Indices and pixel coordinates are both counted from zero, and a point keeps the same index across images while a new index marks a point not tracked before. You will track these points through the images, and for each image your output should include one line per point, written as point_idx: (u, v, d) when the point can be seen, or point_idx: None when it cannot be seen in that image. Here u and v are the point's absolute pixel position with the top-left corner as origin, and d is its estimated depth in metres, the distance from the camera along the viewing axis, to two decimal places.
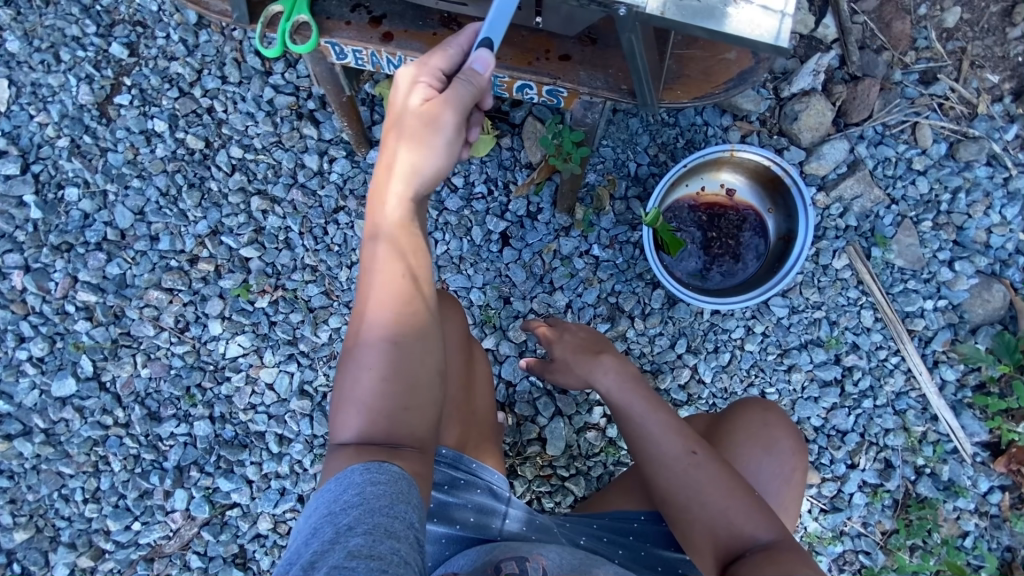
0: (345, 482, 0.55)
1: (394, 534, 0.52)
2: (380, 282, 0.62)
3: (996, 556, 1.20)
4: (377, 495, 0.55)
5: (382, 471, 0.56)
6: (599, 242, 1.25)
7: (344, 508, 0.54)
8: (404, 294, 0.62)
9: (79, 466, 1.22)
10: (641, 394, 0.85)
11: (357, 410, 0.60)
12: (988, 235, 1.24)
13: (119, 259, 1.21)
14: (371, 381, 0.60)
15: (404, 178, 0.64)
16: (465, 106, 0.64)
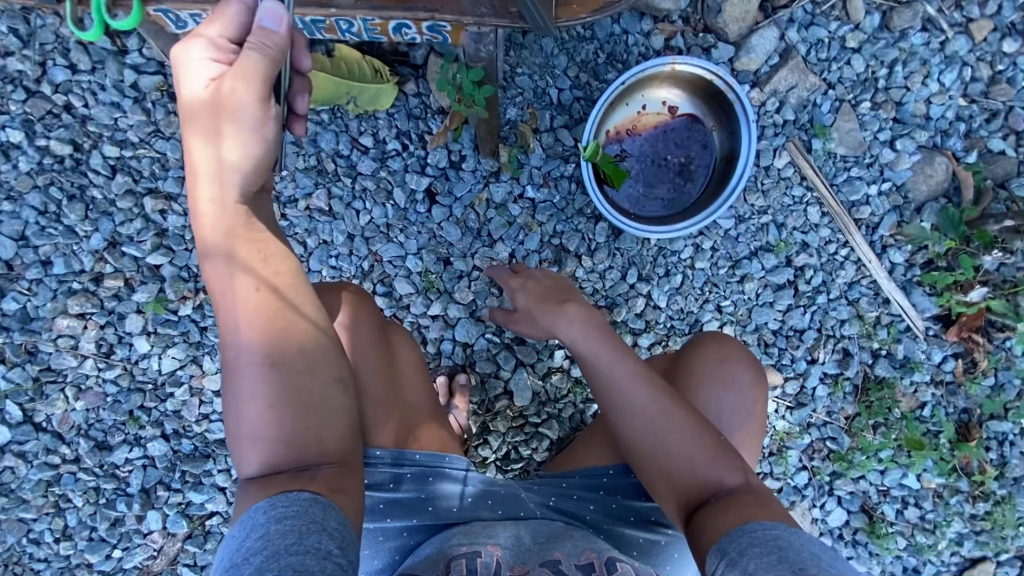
0: (250, 525, 0.56)
1: (303, 571, 0.51)
2: (232, 306, 0.61)
3: (953, 419, 1.26)
4: (283, 533, 0.54)
5: (287, 504, 0.57)
6: (531, 183, 1.17)
7: (250, 555, 0.53)
8: (261, 306, 0.61)
9: (39, 508, 1.18)
10: (602, 343, 0.83)
11: (251, 443, 0.60)
12: (927, 106, 1.19)
13: (14, 293, 1.10)
14: (254, 403, 0.59)
15: (219, 176, 0.63)
16: (261, 77, 0.62)
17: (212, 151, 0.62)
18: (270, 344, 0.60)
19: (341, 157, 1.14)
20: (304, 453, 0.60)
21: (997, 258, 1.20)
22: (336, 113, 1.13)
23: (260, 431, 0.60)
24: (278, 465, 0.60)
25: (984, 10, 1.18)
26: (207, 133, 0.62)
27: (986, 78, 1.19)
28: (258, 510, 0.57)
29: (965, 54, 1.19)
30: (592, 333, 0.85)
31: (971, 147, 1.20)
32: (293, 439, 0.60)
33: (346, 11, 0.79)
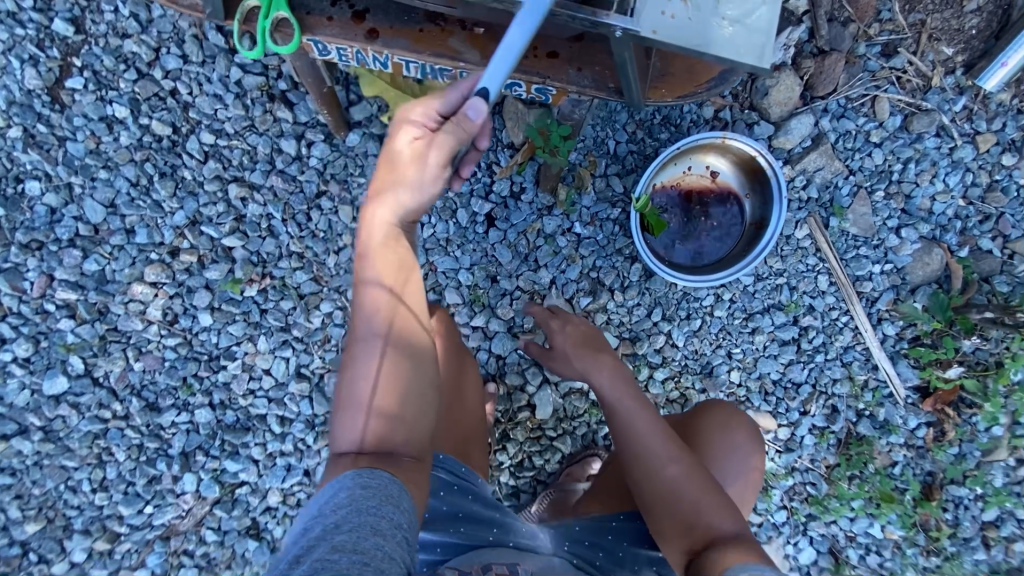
0: (338, 484, 0.64)
1: (379, 531, 0.59)
2: (378, 313, 0.73)
3: (919, 480, 1.41)
4: (366, 496, 0.62)
5: (373, 476, 0.65)
6: (580, 220, 1.30)
7: (343, 506, 0.62)
8: (402, 323, 0.74)
9: (82, 458, 1.25)
10: (627, 403, 0.96)
11: (355, 418, 0.69)
12: (932, 202, 1.35)
13: (96, 255, 1.18)
14: (366, 390, 0.70)
15: (392, 211, 0.75)
16: (452, 148, 0.72)
17: (398, 185, 0.73)
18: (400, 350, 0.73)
19: None
20: (392, 451, 0.69)
21: (974, 343, 1.36)
22: None
23: (363, 415, 0.70)
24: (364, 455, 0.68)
25: (992, 126, 1.35)
26: (398, 169, 0.73)
27: (984, 185, 1.36)
28: (345, 481, 0.64)
29: (969, 161, 1.35)
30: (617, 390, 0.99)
31: (964, 243, 1.37)
32: (380, 438, 0.69)
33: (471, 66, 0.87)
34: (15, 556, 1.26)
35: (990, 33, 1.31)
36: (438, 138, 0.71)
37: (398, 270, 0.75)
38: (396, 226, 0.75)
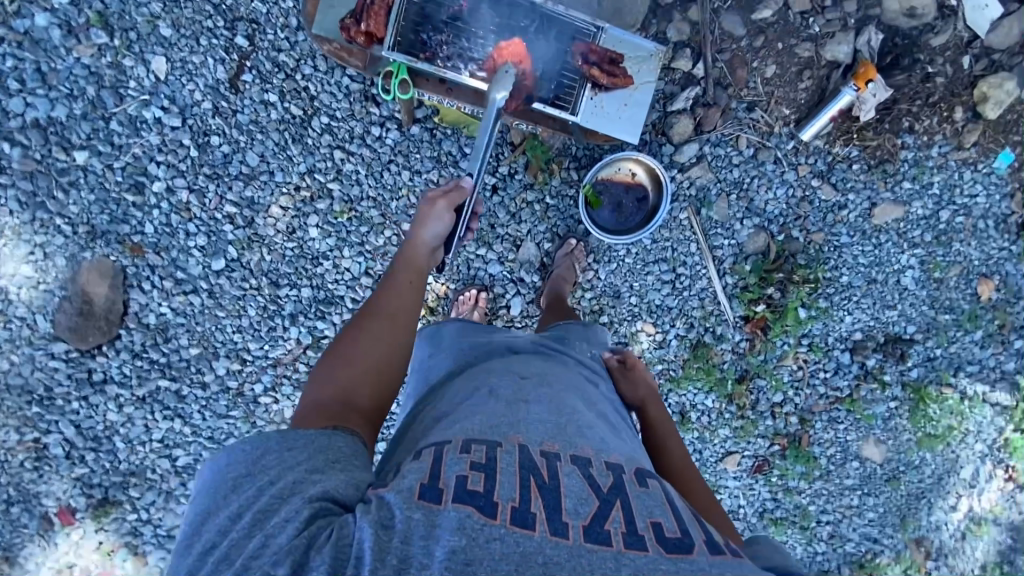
0: (270, 441, 1.03)
1: (291, 450, 1.02)
2: (384, 301, 1.36)
3: (734, 371, 2.35)
4: (294, 444, 1.03)
5: (303, 435, 1.06)
6: (550, 194, 2.08)
7: (263, 469, 0.99)
8: (395, 316, 1.33)
9: (229, 310, 2.01)
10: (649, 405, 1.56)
11: (337, 375, 1.22)
12: (765, 204, 2.19)
13: (251, 186, 1.91)
14: (353, 359, 1.24)
15: (414, 247, 1.46)
16: (445, 212, 1.46)
17: (421, 227, 1.46)
18: (381, 332, 1.29)
19: (451, 155, 2.00)
20: (353, 397, 1.19)
21: (777, 293, 2.25)
22: (453, 129, 1.98)
23: (345, 369, 1.23)
24: (331, 404, 1.16)
25: (808, 160, 2.17)
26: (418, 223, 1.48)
27: (798, 197, 2.21)
28: (278, 438, 1.03)
29: (792, 181, 2.18)
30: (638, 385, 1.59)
31: (781, 231, 2.23)
32: (348, 392, 1.19)
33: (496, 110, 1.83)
34: (182, 368, 2.02)
35: (813, 103, 2.10)
36: (443, 197, 1.47)
37: (401, 284, 1.39)
38: (413, 257, 1.44)
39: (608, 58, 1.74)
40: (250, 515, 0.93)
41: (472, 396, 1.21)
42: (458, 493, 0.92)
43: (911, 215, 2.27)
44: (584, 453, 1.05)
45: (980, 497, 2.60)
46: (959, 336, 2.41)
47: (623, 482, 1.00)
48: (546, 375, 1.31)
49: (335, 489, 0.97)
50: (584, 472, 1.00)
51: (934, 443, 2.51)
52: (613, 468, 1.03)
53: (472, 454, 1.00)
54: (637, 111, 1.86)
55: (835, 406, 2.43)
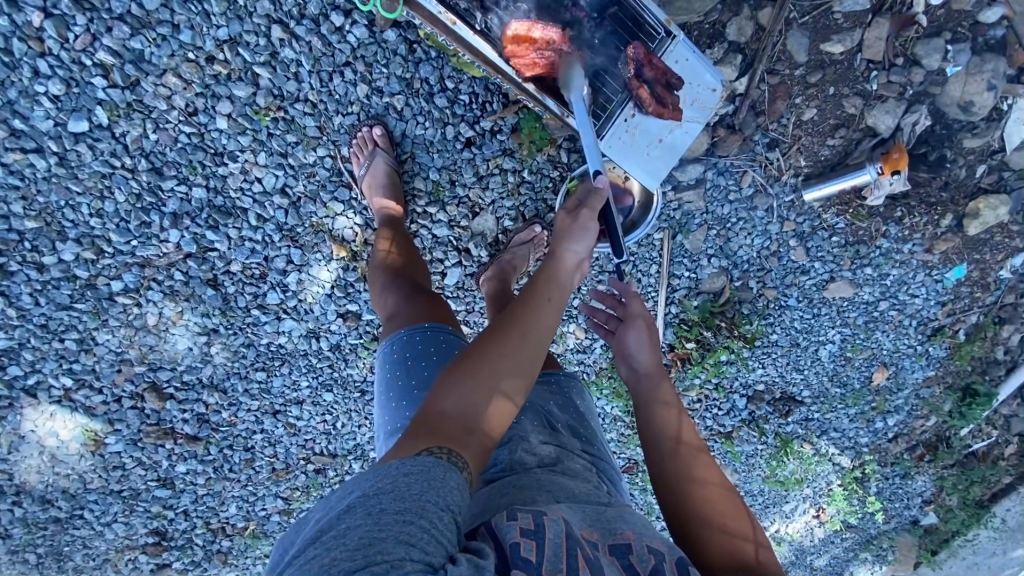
0: (383, 471, 0.81)
1: (389, 489, 0.78)
2: (523, 313, 1.06)
3: None
4: (402, 478, 0.79)
5: (416, 464, 0.82)
6: (529, 170, 1.73)
7: (377, 493, 0.77)
8: (535, 337, 1.05)
9: (86, 188, 1.54)
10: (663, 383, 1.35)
11: (468, 381, 0.96)
12: (739, 248, 2.06)
13: (142, 37, 1.40)
14: (489, 369, 0.99)
15: (567, 250, 1.19)
16: (592, 221, 1.23)
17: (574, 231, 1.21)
18: (521, 354, 1.01)
19: (427, 84, 1.58)
20: (474, 423, 0.93)
21: (711, 334, 2.21)
22: (439, 53, 1.54)
23: (467, 384, 0.96)
24: (446, 425, 0.91)
25: (797, 218, 2.03)
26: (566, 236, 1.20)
27: (772, 251, 2.09)
28: (402, 460, 0.82)
29: (773, 234, 2.05)
30: (651, 349, 1.38)
31: (741, 279, 2.14)
32: (471, 414, 0.93)
33: (507, 78, 1.45)
34: (12, 239, 1.58)
35: (829, 163, 1.93)
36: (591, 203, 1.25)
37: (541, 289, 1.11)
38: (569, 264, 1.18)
39: (665, 79, 1.42)
40: (353, 543, 0.71)
41: (511, 473, 1.06)
42: (513, 562, 0.77)
43: (856, 298, 2.27)
44: (626, 534, 0.92)
45: (787, 523, 2.96)
46: (839, 407, 2.59)
47: (667, 568, 0.86)
48: (581, 456, 1.17)
49: (440, 538, 0.75)
50: (625, 559, 0.88)
51: (778, 484, 2.78)
52: (656, 551, 0.89)
53: (520, 520, 0.84)
54: (668, 152, 1.56)
55: (712, 437, 2.59)
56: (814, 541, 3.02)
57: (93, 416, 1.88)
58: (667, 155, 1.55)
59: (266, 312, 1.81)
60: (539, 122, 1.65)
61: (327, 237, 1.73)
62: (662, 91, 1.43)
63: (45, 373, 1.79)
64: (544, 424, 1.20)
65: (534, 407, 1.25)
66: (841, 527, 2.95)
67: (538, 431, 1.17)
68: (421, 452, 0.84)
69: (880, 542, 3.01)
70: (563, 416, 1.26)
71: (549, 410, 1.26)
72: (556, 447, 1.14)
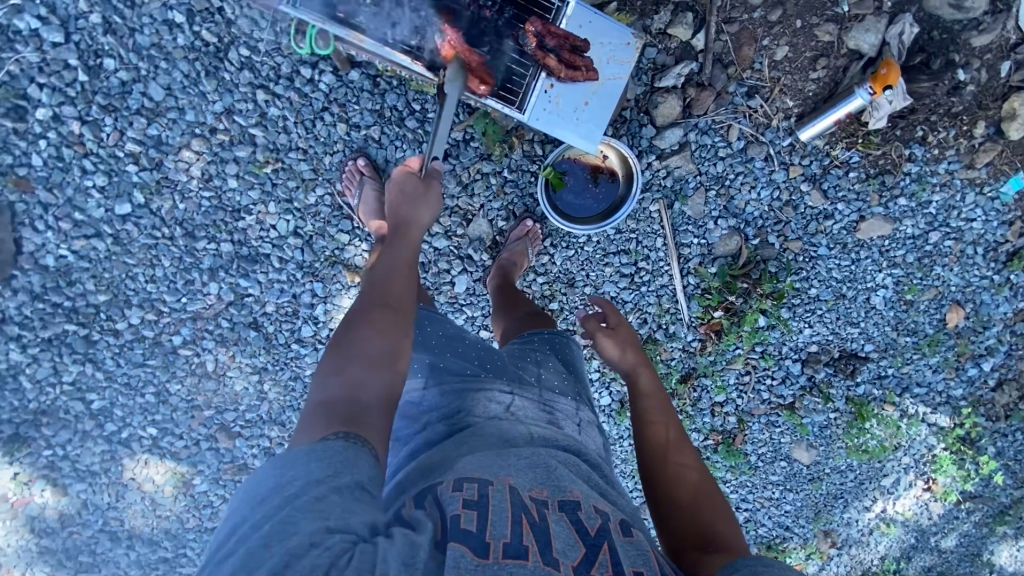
0: (290, 463, 0.92)
1: (300, 474, 0.91)
2: (383, 286, 1.23)
3: (682, 369, 2.28)
4: (318, 465, 0.92)
5: (323, 449, 0.94)
6: (508, 168, 1.85)
7: (288, 482, 0.89)
8: (388, 306, 1.19)
9: (139, 259, 1.82)
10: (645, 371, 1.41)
11: (350, 362, 1.10)
12: (745, 205, 1.99)
13: (157, 124, 1.66)
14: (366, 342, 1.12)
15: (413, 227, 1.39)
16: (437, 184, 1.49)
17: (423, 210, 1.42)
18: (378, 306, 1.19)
19: (397, 110, 1.73)
20: (363, 389, 1.06)
21: (739, 299, 2.12)
22: (400, 81, 1.71)
23: (343, 369, 1.08)
24: (341, 403, 1.03)
25: (801, 161, 1.95)
26: (408, 197, 1.41)
27: (783, 200, 2.00)
28: (309, 446, 0.95)
29: (779, 182, 1.97)
30: (627, 347, 1.45)
31: (757, 236, 2.05)
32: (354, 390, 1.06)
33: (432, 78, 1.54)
34: (90, 314, 1.87)
35: (819, 98, 1.85)
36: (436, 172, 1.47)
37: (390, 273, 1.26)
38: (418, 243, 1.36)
39: (569, 43, 1.49)
40: (263, 533, 0.84)
41: (474, 420, 1.16)
42: (452, 534, 0.87)
43: (898, 234, 2.08)
44: (575, 493, 1.00)
45: (895, 500, 2.63)
46: (915, 359, 2.33)
47: (611, 527, 0.96)
48: (558, 415, 1.25)
49: (350, 509, 0.88)
50: (573, 513, 0.96)
51: (865, 456, 2.52)
52: (601, 511, 0.99)
53: (463, 492, 0.95)
54: (598, 113, 1.60)
55: (775, 412, 2.41)
56: (934, 519, 2.66)
57: (179, 459, 2.15)
58: (598, 115, 1.59)
59: (303, 344, 2.00)
60: (496, 121, 1.79)
61: (341, 268, 1.90)
62: (569, 55, 1.49)
63: (134, 425, 2.08)
64: (512, 378, 1.29)
65: (502, 366, 1.33)
66: (960, 497, 2.59)
67: (504, 384, 1.27)
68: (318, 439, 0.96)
69: (1017, 511, 2.59)
70: (539, 371, 1.35)
71: (522, 366, 1.35)
72: (520, 398, 1.24)
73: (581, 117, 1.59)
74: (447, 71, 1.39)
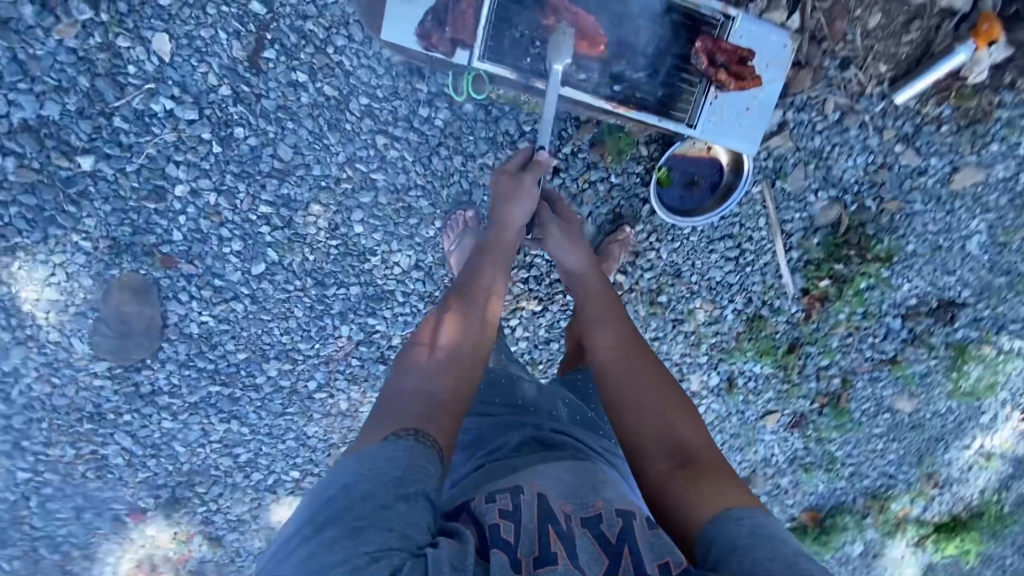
0: (364, 458, 1.04)
1: (373, 477, 1.00)
2: (470, 291, 1.38)
3: (783, 339, 2.30)
4: (386, 465, 1.02)
5: (392, 449, 1.05)
6: (616, 173, 1.91)
7: (358, 483, 0.99)
8: (484, 312, 1.35)
9: (275, 313, 1.86)
10: (595, 279, 1.55)
11: (425, 366, 1.22)
12: (845, 174, 2.04)
13: (287, 183, 1.69)
14: (440, 349, 1.26)
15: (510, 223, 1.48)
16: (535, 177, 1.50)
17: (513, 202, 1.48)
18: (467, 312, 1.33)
19: (509, 135, 1.76)
20: (427, 399, 1.16)
21: (842, 265, 2.16)
22: (513, 105, 1.72)
23: (418, 371, 1.21)
24: (411, 409, 1.14)
25: (897, 123, 1.98)
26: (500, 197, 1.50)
27: (880, 163, 2.04)
28: (375, 446, 1.06)
29: (874, 147, 2.01)
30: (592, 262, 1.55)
31: (856, 202, 2.09)
32: (421, 394, 1.17)
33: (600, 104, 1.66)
34: (232, 373, 1.91)
35: (913, 60, 1.89)
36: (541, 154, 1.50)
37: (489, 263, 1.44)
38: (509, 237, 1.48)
39: (738, 56, 1.64)
40: (325, 535, 0.92)
41: (521, 437, 1.22)
42: (492, 542, 0.94)
43: (991, 179, 2.12)
44: (598, 503, 1.04)
45: (994, 435, 2.69)
46: (1010, 297, 2.38)
47: (634, 526, 0.99)
48: (596, 442, 1.27)
49: (411, 518, 0.94)
50: (597, 527, 0.99)
51: (967, 396, 2.57)
52: (625, 513, 1.02)
53: (498, 502, 1.01)
54: (756, 118, 1.73)
55: (878, 368, 2.44)
56: None
57: None
58: (759, 119, 1.72)
59: None
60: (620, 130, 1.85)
61: None
62: (739, 68, 1.64)
63: (280, 471, 2.08)
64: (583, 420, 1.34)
65: (547, 400, 1.37)
66: None
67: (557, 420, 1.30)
68: (387, 438, 1.07)
69: None
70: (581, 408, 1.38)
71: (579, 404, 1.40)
72: (574, 430, 1.27)
73: (743, 122, 1.72)
74: (554, 40, 1.46)
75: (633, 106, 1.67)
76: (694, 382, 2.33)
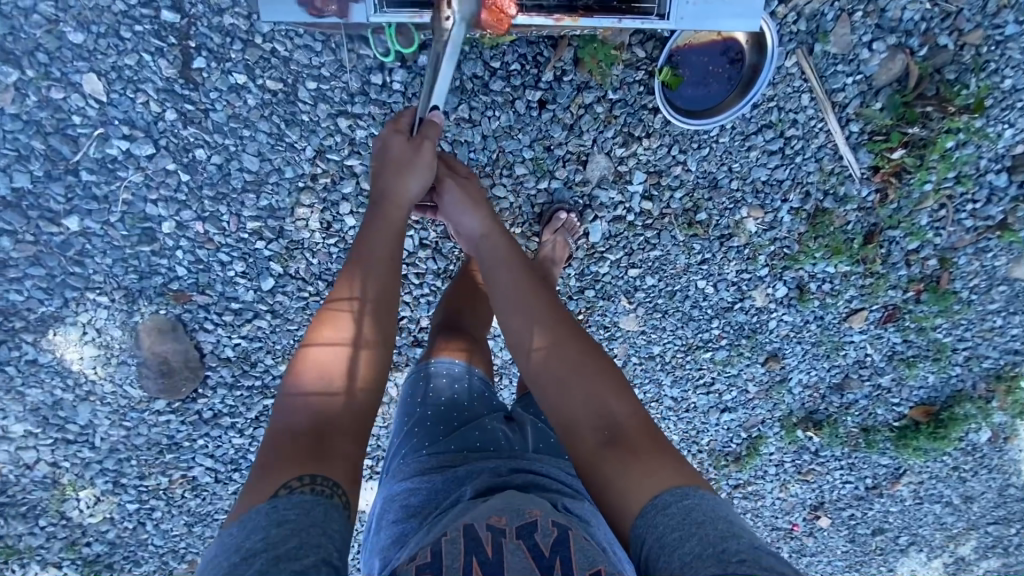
0: (254, 521, 0.88)
1: (269, 539, 0.85)
2: (363, 279, 1.18)
3: (862, 230, 1.89)
4: (284, 528, 0.87)
5: (290, 508, 0.90)
6: (613, 87, 1.65)
7: (250, 551, 0.84)
8: (387, 306, 1.18)
9: (299, 322, 1.82)
10: (495, 236, 1.31)
11: (316, 390, 1.06)
12: (904, 11, 1.66)
13: (265, 194, 1.65)
14: (336, 362, 1.09)
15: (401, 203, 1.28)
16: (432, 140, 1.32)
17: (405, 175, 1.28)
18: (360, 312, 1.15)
19: (477, 79, 1.62)
20: (327, 427, 1.02)
21: (921, 126, 1.74)
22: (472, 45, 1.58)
23: (307, 400, 1.05)
24: (304, 449, 0.98)
25: None
26: (391, 170, 1.29)
27: None
28: (266, 506, 0.90)
29: None
30: (478, 208, 1.33)
31: (925, 43, 1.69)
32: (319, 426, 1.02)
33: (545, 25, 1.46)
34: (279, 384, 1.90)
35: None
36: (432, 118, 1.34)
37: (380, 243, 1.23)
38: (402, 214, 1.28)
39: None
40: None
41: (472, 481, 1.11)
42: None
43: None
44: (534, 512, 0.97)
45: None
46: None
47: (568, 536, 0.93)
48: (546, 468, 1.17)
49: None
50: (529, 539, 0.92)
51: None
52: (560, 524, 0.95)
53: (419, 557, 0.92)
54: None
55: (985, 236, 1.90)
56: None
57: None
58: None
59: None
60: (598, 40, 1.58)
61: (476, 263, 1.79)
62: None
63: None
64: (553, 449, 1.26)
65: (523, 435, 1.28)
66: None
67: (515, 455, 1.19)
68: (280, 493, 0.91)
69: None
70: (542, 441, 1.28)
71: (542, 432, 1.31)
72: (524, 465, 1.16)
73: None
74: None
75: (581, 14, 1.44)
76: (758, 298, 1.97)
